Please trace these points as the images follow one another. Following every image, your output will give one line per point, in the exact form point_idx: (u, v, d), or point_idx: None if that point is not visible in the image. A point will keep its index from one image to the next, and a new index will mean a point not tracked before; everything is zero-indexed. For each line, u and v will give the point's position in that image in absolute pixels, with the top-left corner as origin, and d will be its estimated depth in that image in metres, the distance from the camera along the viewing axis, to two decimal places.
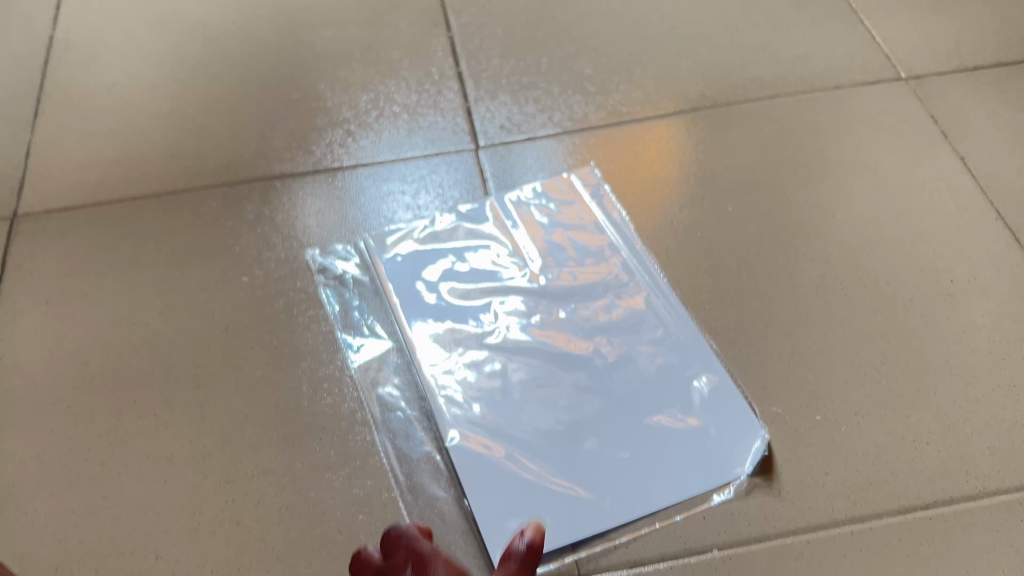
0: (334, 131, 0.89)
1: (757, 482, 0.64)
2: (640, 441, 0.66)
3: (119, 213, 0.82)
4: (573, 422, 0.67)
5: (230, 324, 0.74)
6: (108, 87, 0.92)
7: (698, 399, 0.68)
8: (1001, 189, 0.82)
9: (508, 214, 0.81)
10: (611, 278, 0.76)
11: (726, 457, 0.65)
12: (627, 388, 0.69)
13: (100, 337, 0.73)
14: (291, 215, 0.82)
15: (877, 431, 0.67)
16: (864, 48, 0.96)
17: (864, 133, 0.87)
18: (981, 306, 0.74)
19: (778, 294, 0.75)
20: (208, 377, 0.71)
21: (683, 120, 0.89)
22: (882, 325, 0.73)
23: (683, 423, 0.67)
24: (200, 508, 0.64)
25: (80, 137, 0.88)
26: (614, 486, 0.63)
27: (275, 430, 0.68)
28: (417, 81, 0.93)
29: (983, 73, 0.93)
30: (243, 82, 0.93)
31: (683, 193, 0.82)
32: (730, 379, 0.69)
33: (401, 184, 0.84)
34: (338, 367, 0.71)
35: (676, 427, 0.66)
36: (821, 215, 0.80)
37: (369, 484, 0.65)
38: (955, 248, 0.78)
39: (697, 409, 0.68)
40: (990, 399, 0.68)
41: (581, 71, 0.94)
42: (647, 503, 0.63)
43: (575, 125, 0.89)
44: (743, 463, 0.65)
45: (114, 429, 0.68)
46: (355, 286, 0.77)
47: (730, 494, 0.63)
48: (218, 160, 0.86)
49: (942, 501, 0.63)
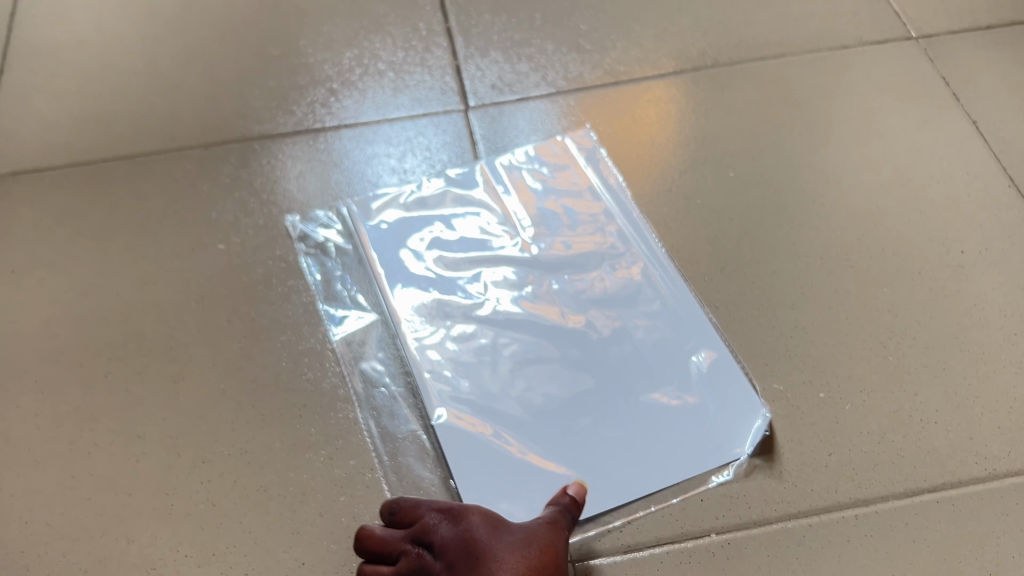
0: (316, 90, 0.84)
1: (757, 462, 0.61)
2: (635, 420, 0.63)
3: (89, 176, 0.77)
4: (565, 400, 0.64)
5: (206, 295, 0.71)
6: (77, 42, 0.87)
7: (696, 376, 0.65)
8: (1014, 155, 0.79)
9: (499, 179, 0.78)
10: (606, 247, 0.73)
11: (725, 437, 0.62)
12: (623, 363, 0.66)
13: (69, 309, 0.70)
14: (270, 179, 0.78)
15: (883, 410, 0.64)
16: (873, 4, 0.92)
17: (872, 95, 0.83)
18: (993, 278, 0.71)
19: (781, 266, 0.71)
20: (183, 351, 0.68)
21: (682, 80, 0.85)
22: (890, 298, 0.69)
23: (680, 401, 0.64)
24: (174, 489, 0.61)
25: (48, 95, 0.83)
26: (608, 467, 0.60)
27: (254, 407, 0.65)
28: (403, 37, 0.89)
29: (996, 32, 0.89)
30: (220, 38, 0.88)
31: (682, 159, 0.79)
32: (731, 355, 0.66)
33: (386, 146, 0.80)
34: (320, 340, 0.68)
35: (673, 405, 0.63)
36: (826, 182, 0.77)
37: (352, 464, 0.62)
38: (966, 217, 0.74)
39: (696, 387, 0.64)
40: (1001, 376, 0.65)
41: (576, 28, 0.89)
42: (642, 485, 0.60)
43: (570, 85, 0.84)
44: (743, 443, 0.62)
45: (84, 405, 0.65)
46: (337, 255, 0.73)
47: (730, 475, 0.61)
48: (193, 120, 0.82)
49: (949, 484, 0.61)
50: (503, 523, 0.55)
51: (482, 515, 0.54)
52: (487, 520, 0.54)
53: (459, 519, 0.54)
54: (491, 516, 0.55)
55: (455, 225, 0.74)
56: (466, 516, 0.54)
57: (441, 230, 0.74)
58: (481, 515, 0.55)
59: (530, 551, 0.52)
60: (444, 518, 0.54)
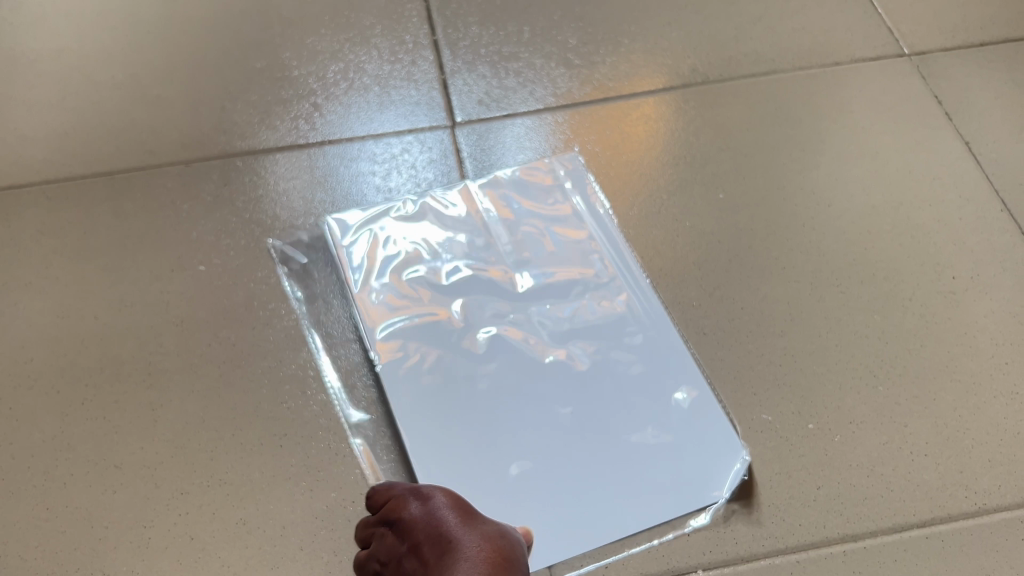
0: (300, 104, 0.83)
1: (735, 507, 0.60)
2: (614, 459, 0.61)
3: (68, 193, 0.76)
4: (544, 435, 0.62)
5: (186, 319, 0.69)
6: (57, 54, 0.86)
7: (676, 414, 0.64)
8: (1006, 177, 0.78)
9: (483, 199, 0.76)
10: (587, 276, 0.72)
11: (704, 480, 0.61)
12: (603, 398, 0.65)
13: (45, 333, 0.68)
14: (252, 197, 0.76)
15: (873, 441, 0.63)
16: (865, 20, 0.91)
17: (863, 114, 0.82)
18: (985, 305, 0.70)
19: (772, 291, 0.70)
20: (162, 376, 0.66)
21: (672, 97, 0.83)
22: (880, 325, 0.69)
23: (660, 439, 0.63)
24: (151, 521, 0.60)
25: (26, 109, 0.81)
26: (585, 508, 0.59)
27: (234, 436, 0.64)
28: (389, 50, 0.87)
29: (990, 50, 0.88)
30: (202, 50, 0.86)
31: (671, 179, 0.78)
32: (712, 392, 0.65)
33: (371, 164, 0.79)
34: (301, 367, 0.67)
35: (653, 444, 0.62)
36: (818, 204, 0.76)
37: (333, 496, 0.61)
38: (957, 242, 0.74)
39: (675, 425, 0.63)
40: (991, 407, 0.65)
41: (565, 42, 0.88)
42: (620, 527, 0.59)
43: (558, 101, 0.83)
44: (722, 486, 0.61)
45: (60, 433, 0.63)
46: (320, 279, 0.72)
47: (709, 518, 0.60)
48: (173, 135, 0.80)
49: (939, 518, 0.60)
50: (474, 509, 0.50)
51: (449, 497, 0.51)
52: (455, 503, 0.50)
53: (426, 500, 0.51)
54: (460, 501, 0.51)
55: (438, 246, 0.73)
56: (432, 497, 0.50)
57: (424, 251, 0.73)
58: (447, 496, 0.51)
59: (499, 537, 0.47)
60: (413, 500, 0.51)
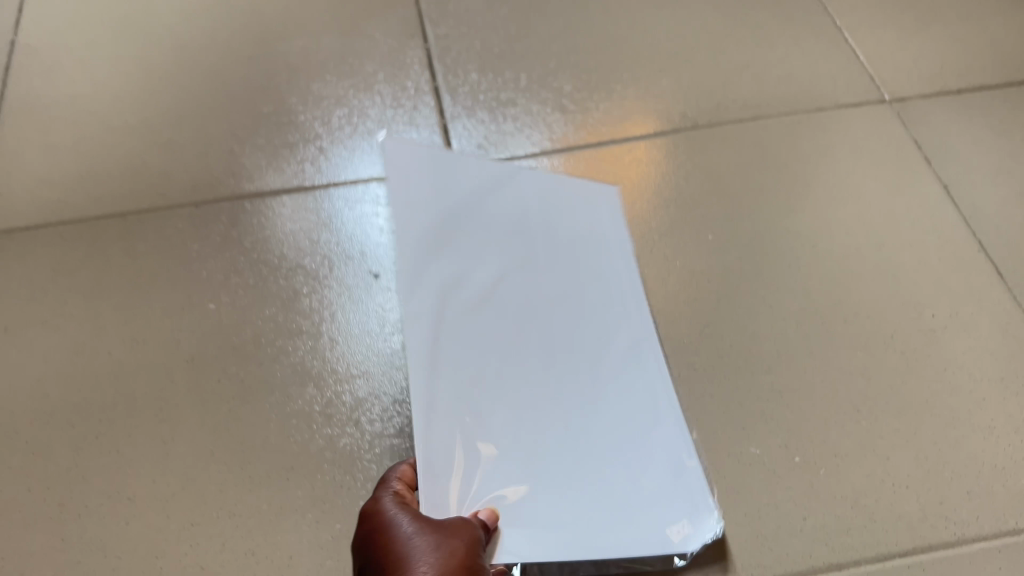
0: (306, 148, 0.86)
1: (713, 565, 0.61)
2: (597, 483, 0.64)
3: (83, 234, 0.79)
4: (542, 448, 0.65)
5: (197, 354, 0.72)
6: (71, 98, 0.89)
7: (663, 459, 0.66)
8: (983, 219, 0.82)
9: (519, 216, 0.79)
10: (603, 304, 0.74)
11: (675, 528, 0.62)
12: (605, 423, 0.67)
13: (61, 368, 0.71)
14: (260, 236, 0.79)
15: (856, 473, 0.66)
16: (848, 68, 0.94)
17: (846, 159, 0.86)
18: (963, 342, 0.73)
19: (759, 329, 0.73)
20: (173, 411, 0.69)
21: (663, 142, 0.87)
22: (863, 361, 0.72)
23: (646, 478, 0.64)
24: (163, 551, 0.62)
25: (41, 152, 0.85)
26: (554, 526, 0.61)
27: (242, 469, 0.66)
28: (392, 96, 0.91)
29: (967, 97, 0.92)
30: (212, 95, 0.90)
31: (663, 221, 0.81)
32: (698, 441, 0.67)
33: (374, 206, 0.82)
34: (308, 401, 0.69)
35: (638, 481, 0.64)
36: (802, 245, 0.79)
37: (339, 527, 0.64)
38: (936, 282, 0.77)
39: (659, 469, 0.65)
40: (970, 441, 0.67)
41: (560, 88, 0.92)
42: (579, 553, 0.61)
43: (554, 145, 0.87)
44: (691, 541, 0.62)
45: (74, 466, 0.66)
46: (324, 316, 0.74)
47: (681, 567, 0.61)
48: (184, 177, 0.83)
49: (920, 548, 0.62)
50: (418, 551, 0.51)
51: (396, 540, 0.52)
52: (400, 549, 0.51)
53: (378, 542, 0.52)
54: (408, 543, 0.51)
55: (461, 247, 0.76)
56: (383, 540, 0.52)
57: (449, 251, 0.76)
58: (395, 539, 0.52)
59: None
60: (370, 539, 0.53)
